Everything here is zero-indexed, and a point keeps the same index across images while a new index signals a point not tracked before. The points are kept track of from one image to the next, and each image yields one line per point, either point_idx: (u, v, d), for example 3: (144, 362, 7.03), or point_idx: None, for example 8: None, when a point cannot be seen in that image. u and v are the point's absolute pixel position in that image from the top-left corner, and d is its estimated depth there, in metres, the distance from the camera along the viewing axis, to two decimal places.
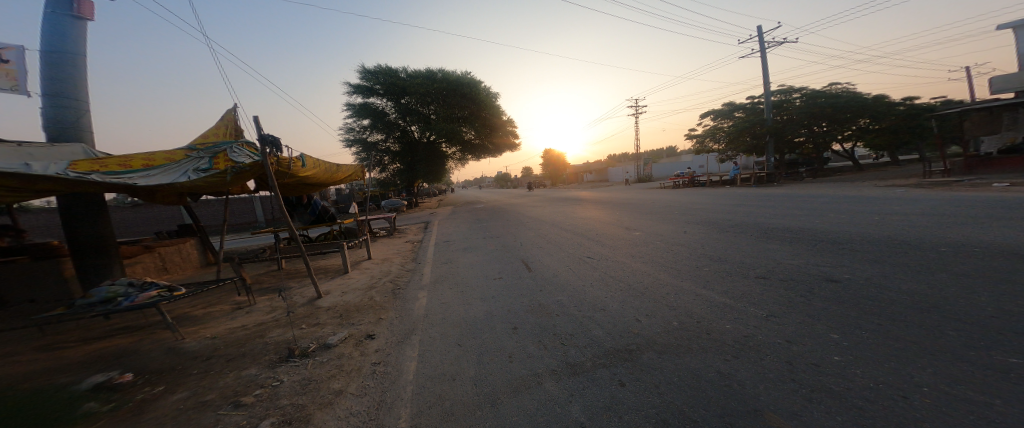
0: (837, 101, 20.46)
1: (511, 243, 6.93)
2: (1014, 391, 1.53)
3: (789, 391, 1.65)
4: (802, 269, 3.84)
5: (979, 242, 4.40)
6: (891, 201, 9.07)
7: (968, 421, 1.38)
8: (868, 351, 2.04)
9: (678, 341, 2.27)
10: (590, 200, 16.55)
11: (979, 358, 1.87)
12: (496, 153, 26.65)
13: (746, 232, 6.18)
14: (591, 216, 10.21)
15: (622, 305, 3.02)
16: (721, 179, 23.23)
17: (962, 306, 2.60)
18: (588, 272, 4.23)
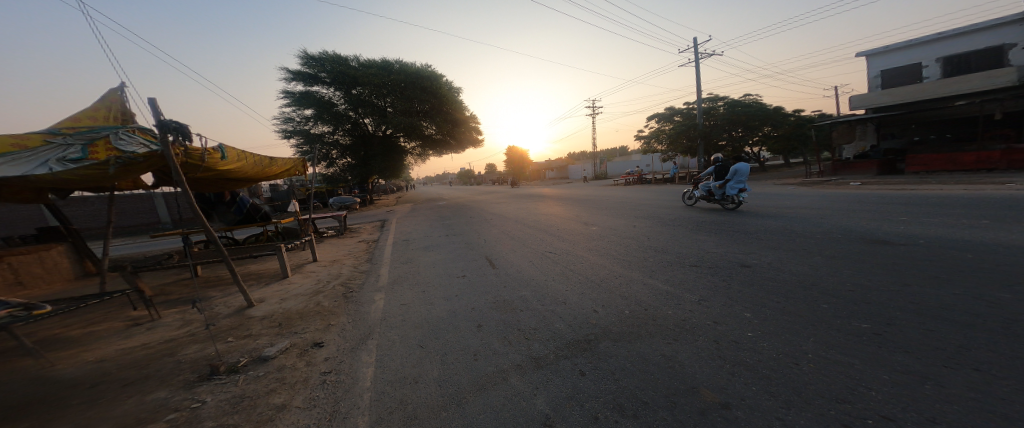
0: (750, 109, 23.37)
1: (474, 240, 6.88)
2: (876, 356, 1.88)
3: (717, 367, 1.85)
4: (727, 257, 4.32)
5: (860, 229, 5.30)
6: (801, 196, 10.52)
7: (844, 381, 1.68)
8: (777, 326, 2.36)
9: (630, 328, 2.43)
10: (551, 197, 16.96)
11: (856, 328, 2.27)
12: (459, 149, 26.25)
13: (685, 224, 6.79)
14: (549, 212, 10.49)
15: (581, 298, 3.15)
16: (664, 178, 25.17)
17: (847, 283, 3.13)
18: (546, 267, 4.35)
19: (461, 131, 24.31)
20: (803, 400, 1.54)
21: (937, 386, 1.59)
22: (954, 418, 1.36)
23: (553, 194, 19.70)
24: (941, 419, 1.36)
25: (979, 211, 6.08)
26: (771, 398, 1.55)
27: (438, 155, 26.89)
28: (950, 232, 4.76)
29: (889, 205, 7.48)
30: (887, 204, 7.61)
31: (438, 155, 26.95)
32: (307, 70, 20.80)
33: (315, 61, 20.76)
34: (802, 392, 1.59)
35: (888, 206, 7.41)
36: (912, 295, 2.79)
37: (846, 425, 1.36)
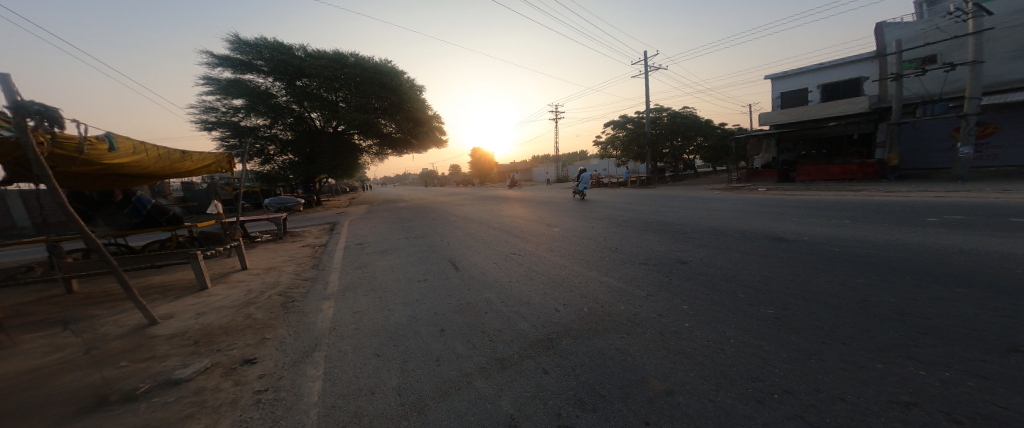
0: (688, 121, 25.83)
1: (435, 242, 6.68)
2: (786, 339, 2.19)
3: (662, 358, 2.01)
4: (670, 254, 4.68)
5: (784, 229, 6.05)
6: (742, 200, 11.68)
7: (756, 361, 1.94)
8: (707, 314, 2.65)
9: (589, 325, 2.53)
10: (516, 199, 16.97)
11: (769, 314, 2.61)
12: (419, 149, 25.30)
13: (638, 225, 7.23)
14: (513, 214, 10.52)
15: (544, 297, 3.22)
16: (617, 181, 26.81)
17: (765, 275, 3.60)
18: (509, 268, 4.38)
19: (422, 129, 23.40)
20: (728, 381, 1.74)
21: (821, 360, 1.92)
22: (835, 389, 1.64)
23: (515, 195, 19.76)
24: (824, 388, 1.65)
25: (874, 213, 7.25)
26: (704, 382, 1.73)
27: (397, 154, 25.69)
28: (851, 230, 5.62)
29: (812, 208, 8.60)
30: (809, 207, 8.74)
31: (397, 154, 25.74)
32: (238, 56, 18.57)
33: (249, 47, 18.65)
34: (729, 374, 1.80)
35: (809, 208, 8.54)
36: (813, 283, 3.30)
37: (760, 401, 1.56)
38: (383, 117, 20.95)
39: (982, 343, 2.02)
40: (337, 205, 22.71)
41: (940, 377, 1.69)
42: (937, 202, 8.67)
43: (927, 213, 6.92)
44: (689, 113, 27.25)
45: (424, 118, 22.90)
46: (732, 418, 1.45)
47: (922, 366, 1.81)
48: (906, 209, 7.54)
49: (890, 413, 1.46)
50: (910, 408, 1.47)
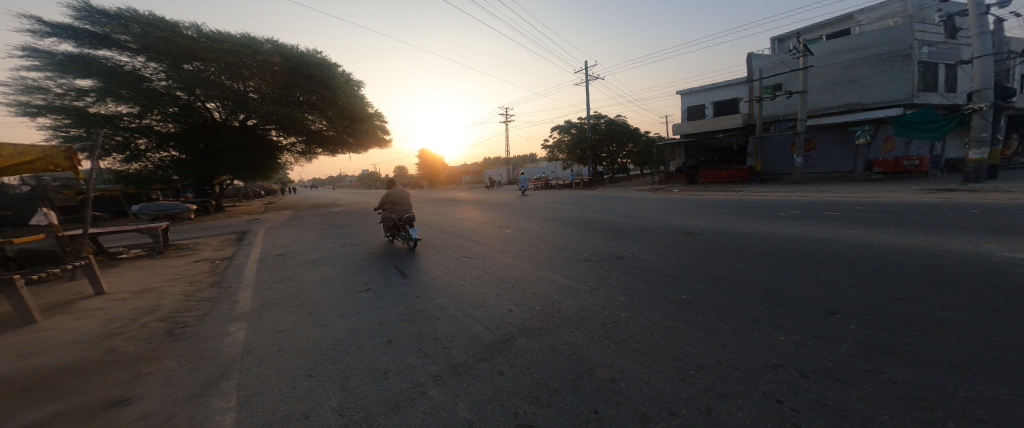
0: (622, 128, 28.21)
1: (377, 249, 6.19)
2: (704, 320, 2.53)
3: (606, 347, 2.16)
4: (614, 250, 5.04)
5: (709, 223, 6.96)
6: (675, 199, 13.12)
7: (680, 342, 2.20)
8: (645, 303, 2.92)
9: (541, 323, 2.60)
10: (467, 201, 16.60)
11: (695, 300, 2.97)
12: (359, 150, 23.25)
13: (585, 224, 7.63)
14: (465, 216, 10.25)
15: (497, 299, 3.20)
16: (562, 183, 28.21)
17: (693, 265, 4.09)
18: (460, 272, 4.27)
19: (361, 127, 21.21)
20: (659, 363, 1.95)
21: (730, 335, 2.27)
22: (742, 360, 1.95)
23: (459, 198, 19.33)
24: (729, 359, 1.96)
25: (777, 209, 8.73)
26: (640, 367, 1.90)
27: (331, 153, 23.17)
28: (754, 223, 6.72)
29: (731, 205, 10.02)
30: (729, 205, 10.19)
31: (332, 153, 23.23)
32: (87, 27, 14.76)
33: (106, 18, 15.02)
34: (663, 356, 2.02)
35: (722, 206, 10.01)
36: (730, 269, 3.86)
37: (684, 378, 1.78)
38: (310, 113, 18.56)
39: (831, 310, 2.62)
40: (245, 211, 19.62)
41: (800, 341, 2.15)
42: (815, 200, 10.80)
43: (813, 208, 8.54)
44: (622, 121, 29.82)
45: (362, 115, 20.81)
46: (665, 397, 1.62)
47: (796, 333, 2.26)
48: (791, 205, 9.30)
49: (773, 374, 1.80)
50: (783, 369, 1.84)
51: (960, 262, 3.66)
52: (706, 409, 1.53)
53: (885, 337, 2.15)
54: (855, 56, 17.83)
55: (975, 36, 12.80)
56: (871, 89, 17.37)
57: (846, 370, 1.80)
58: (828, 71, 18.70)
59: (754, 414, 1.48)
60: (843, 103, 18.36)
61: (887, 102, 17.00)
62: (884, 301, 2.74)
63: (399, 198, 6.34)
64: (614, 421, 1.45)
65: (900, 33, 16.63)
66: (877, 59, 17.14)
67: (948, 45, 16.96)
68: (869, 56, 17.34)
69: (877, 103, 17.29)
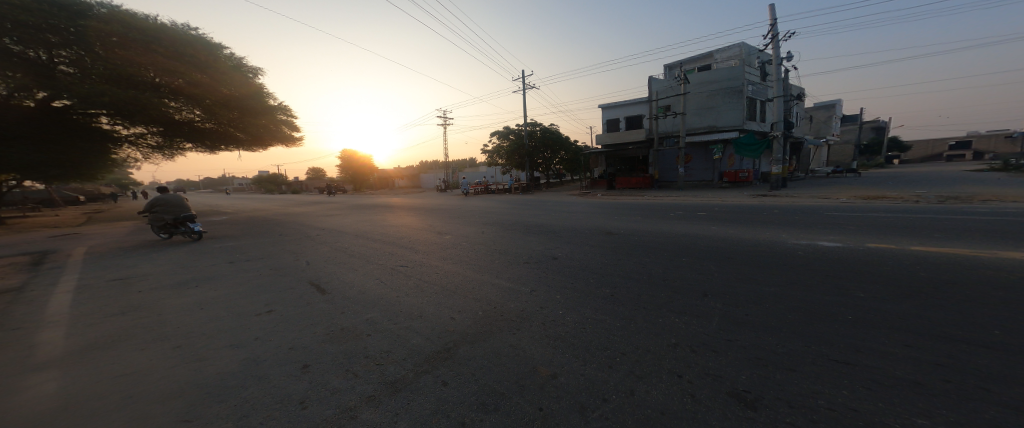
0: (556, 137, 29.72)
1: (287, 264, 5.39)
2: (632, 311, 2.78)
3: (546, 344, 2.24)
4: (549, 252, 5.26)
5: (632, 224, 7.75)
6: (603, 203, 14.32)
7: (609, 332, 2.41)
8: (579, 300, 3.10)
9: (483, 327, 2.58)
10: (400, 207, 15.68)
11: (624, 293, 3.26)
12: (260, 147, 18.53)
13: (523, 228, 7.84)
14: (398, 223, 9.65)
15: (437, 307, 3.09)
16: (501, 188, 28.39)
17: (620, 261, 4.49)
18: (392, 283, 3.99)
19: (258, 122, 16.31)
20: (589, 354, 2.09)
21: (650, 322, 2.55)
22: (660, 343, 2.22)
23: (387, 204, 18.26)
24: (647, 344, 2.21)
25: (685, 210, 10.13)
26: (576, 360, 2.02)
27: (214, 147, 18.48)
28: (663, 223, 7.73)
29: (649, 208, 11.29)
30: (647, 207, 11.46)
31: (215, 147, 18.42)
32: None
33: None
34: (596, 347, 2.17)
35: (634, 208, 11.24)
36: (650, 263, 4.35)
37: (611, 365, 1.94)
38: (172, 98, 13.33)
39: (724, 293, 3.15)
40: (40, 226, 14.47)
41: (703, 322, 2.53)
42: (711, 202, 12.79)
43: (711, 209, 10.14)
44: (555, 130, 31.46)
45: (262, 109, 16.13)
46: (599, 386, 1.75)
47: (701, 316, 2.65)
48: (690, 207, 10.88)
49: (680, 354, 2.07)
50: (690, 348, 2.13)
51: (799, 248, 4.80)
52: (631, 392, 1.68)
53: (764, 313, 2.66)
54: (712, 88, 21.93)
55: (776, 80, 16.85)
56: (721, 115, 21.68)
57: (739, 344, 2.17)
58: (696, 98, 22.65)
59: (666, 390, 1.69)
60: (704, 125, 22.53)
61: (729, 127, 21.51)
62: (759, 283, 3.42)
63: (171, 200, 8.40)
64: (557, 416, 1.51)
65: (739, 72, 21.01)
66: (725, 92, 21.40)
67: (761, 86, 22.30)
68: (720, 89, 21.53)
69: (725, 127, 21.65)
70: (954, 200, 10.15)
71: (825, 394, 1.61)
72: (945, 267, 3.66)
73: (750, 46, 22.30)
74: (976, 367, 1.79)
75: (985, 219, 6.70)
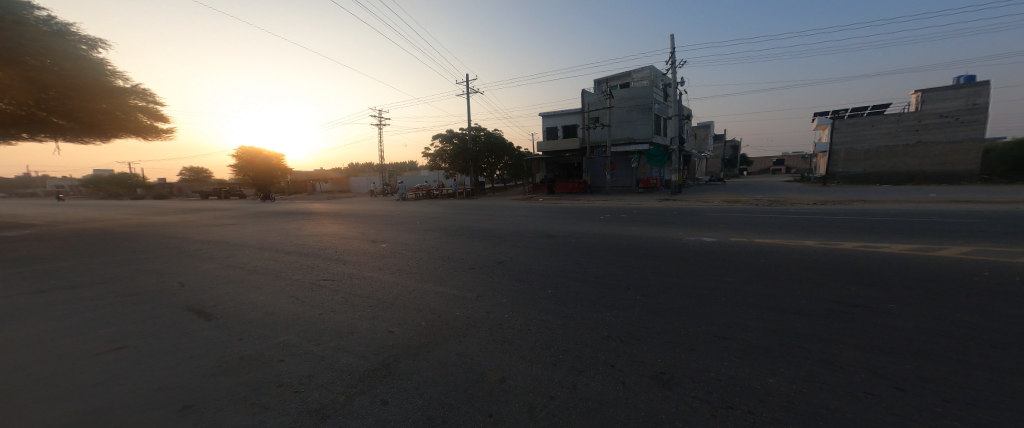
0: (500, 142, 30.05)
1: (177, 284, 4.48)
2: (574, 309, 2.91)
3: (493, 349, 2.23)
4: (493, 256, 5.26)
5: (568, 226, 8.15)
6: (540, 207, 14.84)
7: (551, 331, 2.48)
8: (523, 303, 3.14)
9: (426, 338, 2.48)
10: (326, 213, 14.27)
11: (565, 293, 3.39)
12: (90, 134, 12.65)
13: (465, 233, 7.74)
14: (325, 232, 8.77)
15: (371, 322, 2.87)
16: (444, 192, 27.62)
17: (559, 263, 4.65)
18: (315, 300, 3.59)
19: (84, 105, 10.75)
20: (535, 353, 2.14)
21: (589, 319, 2.69)
22: (598, 338, 2.35)
23: (309, 210, 16.70)
24: (587, 340, 2.32)
25: (612, 213, 11.00)
26: (522, 362, 2.04)
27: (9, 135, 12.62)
28: (595, 224, 8.33)
29: (582, 211, 11.99)
30: (581, 210, 12.14)
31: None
32: None
33: None
34: (540, 348, 2.22)
35: (569, 211, 11.87)
36: (587, 263, 4.58)
37: (554, 363, 2.01)
38: None
39: (649, 286, 3.49)
40: None
41: (633, 315, 2.76)
42: (634, 205, 14.14)
43: (635, 211, 11.19)
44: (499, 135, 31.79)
45: (83, 92, 10.40)
46: (544, 384, 1.79)
47: (633, 309, 2.88)
48: (616, 210, 11.88)
49: (612, 346, 2.22)
50: (625, 340, 2.30)
51: (706, 243, 5.58)
52: (574, 387, 1.75)
53: (684, 304, 2.99)
54: (630, 104, 24.40)
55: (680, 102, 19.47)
56: (637, 129, 24.32)
57: (666, 334, 2.40)
58: (617, 112, 24.95)
59: (604, 381, 1.80)
60: (624, 137, 24.95)
61: (642, 140, 24.29)
62: (678, 276, 3.84)
63: None
64: (506, 421, 1.50)
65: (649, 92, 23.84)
66: (640, 108, 24.06)
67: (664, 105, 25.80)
68: (636, 105, 24.10)
69: (639, 140, 24.36)
70: (796, 202, 13.05)
71: (725, 373, 1.88)
72: (811, 256, 4.54)
73: (656, 70, 25.55)
74: (824, 338, 2.29)
75: (815, 215, 8.75)
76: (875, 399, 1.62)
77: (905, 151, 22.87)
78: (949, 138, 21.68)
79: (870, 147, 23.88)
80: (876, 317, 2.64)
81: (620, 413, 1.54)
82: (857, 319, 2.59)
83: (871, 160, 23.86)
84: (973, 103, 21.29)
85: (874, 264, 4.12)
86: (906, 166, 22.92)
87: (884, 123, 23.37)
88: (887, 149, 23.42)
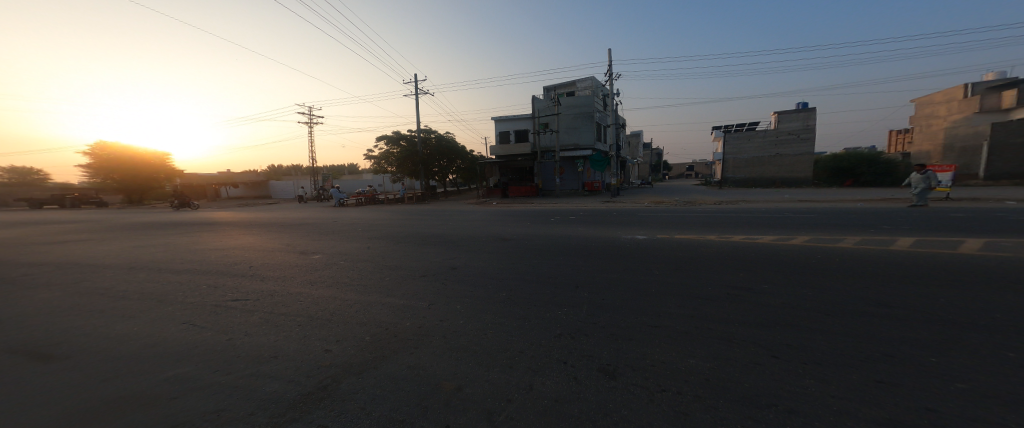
0: (451, 145, 29.44)
1: (40, 313, 3.58)
2: (528, 311, 2.94)
3: (447, 358, 2.17)
4: (444, 263, 5.10)
5: (518, 230, 8.27)
6: (489, 211, 14.82)
7: (505, 334, 2.49)
8: (477, 309, 3.10)
9: (373, 353, 2.33)
10: (247, 223, 12.61)
11: (518, 295, 3.42)
12: None
13: (413, 240, 7.43)
14: (247, 245, 7.72)
15: (308, 341, 2.61)
16: (392, 197, 26.22)
17: (512, 266, 4.68)
18: (235, 321, 3.14)
19: None
20: (491, 358, 2.13)
21: (542, 319, 2.76)
22: (551, 337, 2.41)
23: (219, 219, 14.55)
24: (540, 340, 2.37)
25: (558, 215, 11.43)
26: (478, 368, 2.02)
27: None
28: (545, 226, 8.59)
29: (529, 214, 12.26)
30: (528, 213, 12.40)
31: None
32: None
33: None
34: (495, 353, 2.20)
35: (516, 215, 12.04)
36: (538, 265, 4.67)
37: (510, 365, 2.02)
38: None
39: (596, 283, 3.69)
40: None
41: (582, 312, 2.88)
42: (578, 207, 14.86)
43: (578, 213, 11.76)
44: (450, 138, 31.15)
45: None
46: (502, 388, 1.79)
47: (583, 307, 3.01)
48: (561, 212, 12.39)
49: (564, 344, 2.29)
50: (576, 337, 2.40)
51: (642, 241, 6.06)
52: (530, 388, 1.77)
53: (628, 298, 3.20)
54: (575, 111, 25.72)
55: None
56: (581, 135, 25.70)
57: (614, 327, 2.55)
58: (564, 119, 26.09)
59: (557, 379, 1.85)
60: (570, 143, 26.14)
61: (586, 146, 25.72)
62: (622, 273, 4.09)
63: None
64: None
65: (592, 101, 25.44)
66: (584, 116, 25.50)
67: (604, 114, 27.74)
68: (581, 113, 25.50)
69: (584, 146, 25.76)
70: (703, 202, 15.07)
71: (659, 359, 2.05)
72: (730, 250, 5.18)
73: (598, 81, 27.39)
74: (740, 322, 2.63)
75: (724, 213, 10.06)
76: (779, 371, 1.88)
77: (769, 160, 27.35)
78: (797, 152, 26.58)
79: (748, 157, 28.06)
80: (776, 300, 3.09)
81: (575, 408, 1.59)
82: (764, 303, 3.01)
83: (749, 167, 28.03)
84: (808, 124, 26.27)
85: (776, 255, 4.84)
86: (770, 173, 27.48)
87: (756, 138, 27.55)
88: (757, 158, 27.78)
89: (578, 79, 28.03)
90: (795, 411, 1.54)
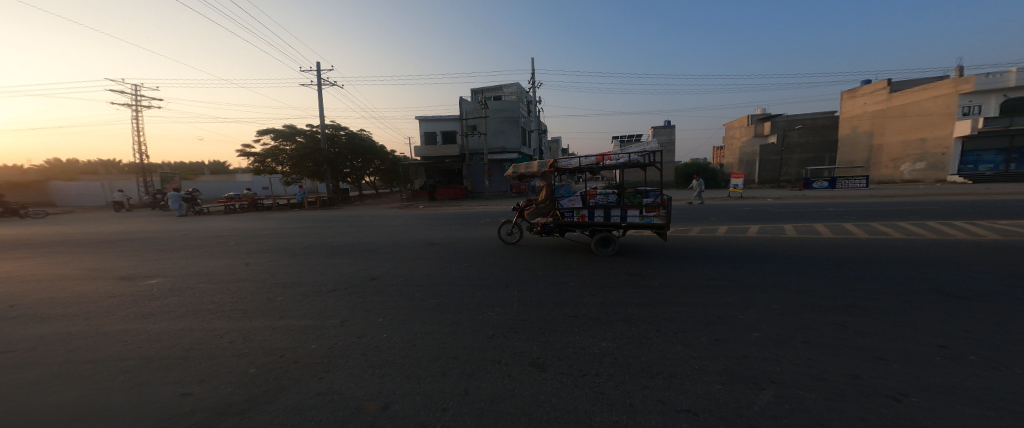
0: (365, 144, 27.04)
1: None
2: (456, 316, 2.88)
3: (368, 376, 1.99)
4: (356, 275, 4.66)
5: (435, 235, 8.01)
6: (396, 216, 13.95)
7: (433, 343, 2.38)
8: (397, 320, 2.91)
9: (271, 382, 2.00)
10: (37, 243, 9.15)
11: (442, 301, 3.31)
12: None
13: (314, 252, 6.57)
14: (46, 273, 5.64)
15: (177, 381, 2.11)
16: (288, 202, 22.74)
17: (431, 273, 4.50)
18: (45, 373, 2.30)
19: None
20: (421, 369, 2.02)
21: (468, 322, 2.72)
22: (478, 340, 2.38)
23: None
24: (467, 344, 2.33)
25: (472, 218, 11.46)
26: (408, 381, 1.89)
27: None
28: (467, 230, 8.48)
29: (442, 218, 11.96)
30: (442, 217, 12.09)
31: None
32: None
33: None
34: (420, 364, 2.08)
35: (430, 220, 11.61)
36: (459, 269, 4.59)
37: (443, 373, 1.95)
38: None
39: (521, 282, 3.81)
40: None
41: (506, 312, 2.93)
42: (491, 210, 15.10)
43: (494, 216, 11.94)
44: (365, 136, 28.59)
45: None
46: (435, 398, 1.71)
47: (508, 307, 3.06)
48: (475, 215, 12.40)
49: (496, 344, 2.30)
50: (504, 337, 2.42)
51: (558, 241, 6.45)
52: (463, 393, 1.73)
53: (549, 294, 3.36)
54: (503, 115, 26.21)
55: None
56: (508, 139, 26.37)
57: (538, 323, 2.65)
58: (492, 122, 26.38)
59: (491, 380, 1.85)
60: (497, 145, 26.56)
61: (512, 148, 26.51)
62: (541, 271, 4.28)
63: None
64: None
65: (518, 106, 26.30)
66: (511, 120, 26.19)
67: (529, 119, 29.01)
68: (508, 117, 26.13)
69: (510, 148, 26.49)
70: None
71: (578, 347, 2.20)
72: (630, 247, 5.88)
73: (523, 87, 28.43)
74: (642, 306, 2.98)
75: None
76: (671, 345, 2.18)
77: None
78: None
79: None
80: (664, 284, 3.59)
81: (510, 406, 1.60)
82: (657, 288, 3.46)
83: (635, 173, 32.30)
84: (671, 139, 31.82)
85: (666, 249, 5.66)
86: None
87: None
88: None
89: (506, 84, 28.65)
90: (679, 376, 1.79)
